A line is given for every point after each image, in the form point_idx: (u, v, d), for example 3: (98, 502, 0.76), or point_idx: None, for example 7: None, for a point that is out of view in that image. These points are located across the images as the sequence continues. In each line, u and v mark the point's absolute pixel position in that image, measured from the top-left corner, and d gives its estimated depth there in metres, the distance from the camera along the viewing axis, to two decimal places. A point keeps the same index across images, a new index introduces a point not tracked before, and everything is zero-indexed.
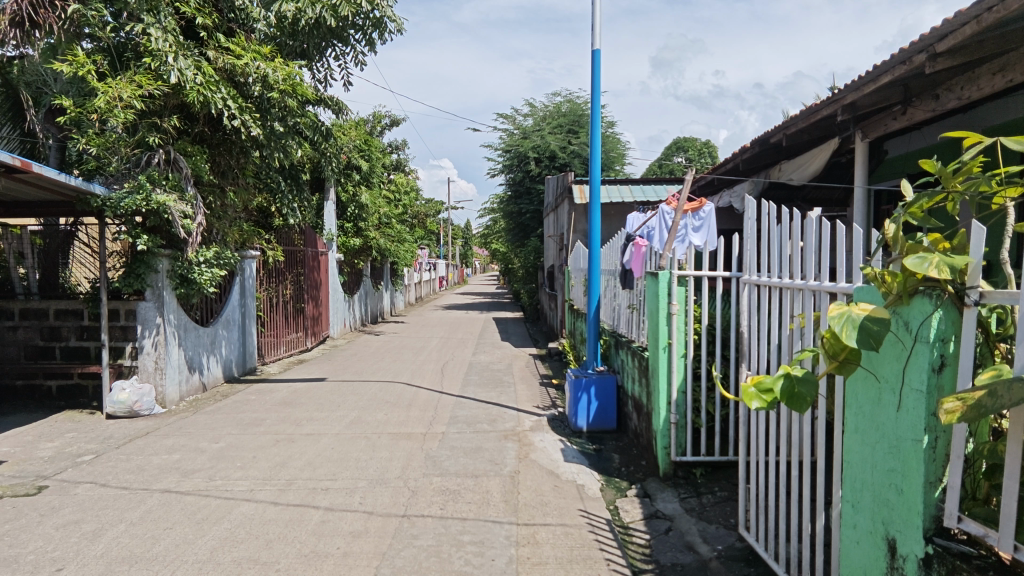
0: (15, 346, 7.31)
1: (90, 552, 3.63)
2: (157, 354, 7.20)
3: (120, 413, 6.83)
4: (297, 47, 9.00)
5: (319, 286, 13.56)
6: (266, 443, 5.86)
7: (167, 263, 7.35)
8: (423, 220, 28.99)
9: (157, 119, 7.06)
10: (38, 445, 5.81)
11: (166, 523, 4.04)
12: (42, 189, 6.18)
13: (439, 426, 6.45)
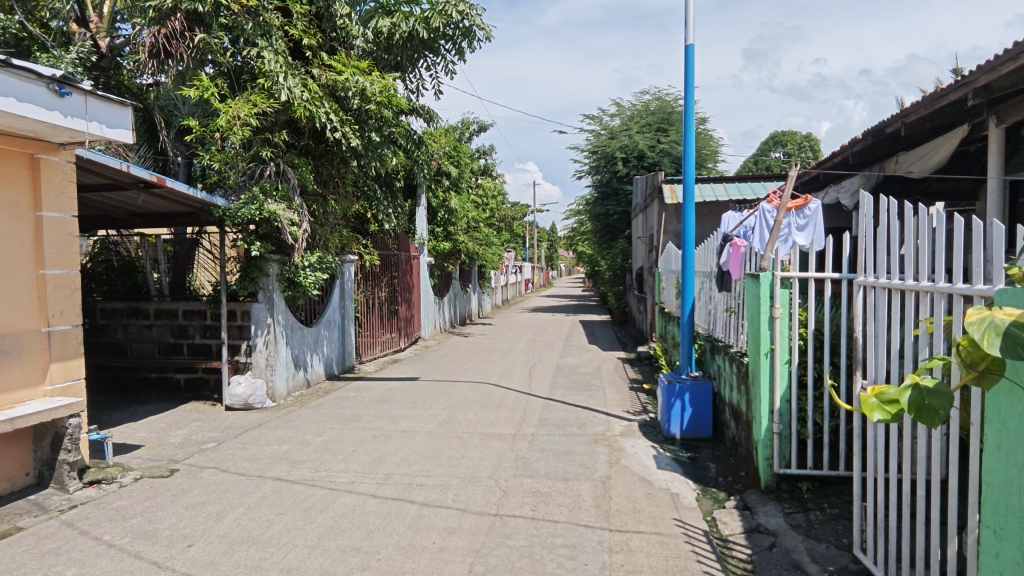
0: (151, 343, 8.15)
1: (215, 531, 3.97)
2: (268, 352, 7.78)
3: (237, 406, 7.43)
4: (392, 61, 9.42)
5: (411, 289, 14.09)
6: (365, 438, 6.16)
7: (277, 267, 7.92)
8: (509, 223, 29.35)
9: (269, 135, 7.62)
10: (170, 432, 6.45)
11: (278, 509, 4.34)
12: (173, 202, 6.87)
13: (528, 428, 6.49)
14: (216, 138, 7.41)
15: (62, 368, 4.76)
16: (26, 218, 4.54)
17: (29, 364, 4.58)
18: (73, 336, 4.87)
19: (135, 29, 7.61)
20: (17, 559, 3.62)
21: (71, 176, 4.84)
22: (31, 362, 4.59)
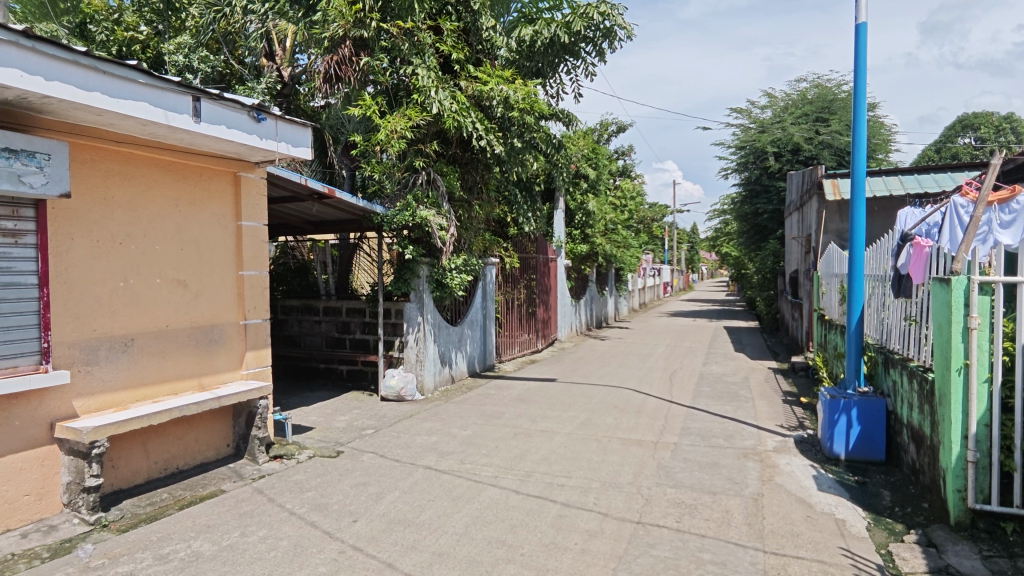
0: (320, 336, 9.13)
1: (375, 510, 4.34)
2: (418, 348, 8.35)
3: (391, 397, 8.08)
4: (534, 67, 9.66)
5: (549, 291, 14.29)
6: (506, 435, 6.36)
7: (427, 269, 8.44)
8: (648, 223, 28.63)
9: (421, 146, 8.16)
10: (335, 418, 7.17)
11: (429, 496, 4.64)
12: (341, 211, 7.65)
13: (671, 437, 6.27)
14: (376, 151, 8.07)
15: (254, 355, 5.52)
16: (230, 227, 5.31)
17: (231, 351, 5.36)
18: (263, 328, 5.62)
19: (310, 59, 8.56)
20: (221, 517, 4.25)
21: (262, 190, 5.57)
22: (231, 350, 5.37)
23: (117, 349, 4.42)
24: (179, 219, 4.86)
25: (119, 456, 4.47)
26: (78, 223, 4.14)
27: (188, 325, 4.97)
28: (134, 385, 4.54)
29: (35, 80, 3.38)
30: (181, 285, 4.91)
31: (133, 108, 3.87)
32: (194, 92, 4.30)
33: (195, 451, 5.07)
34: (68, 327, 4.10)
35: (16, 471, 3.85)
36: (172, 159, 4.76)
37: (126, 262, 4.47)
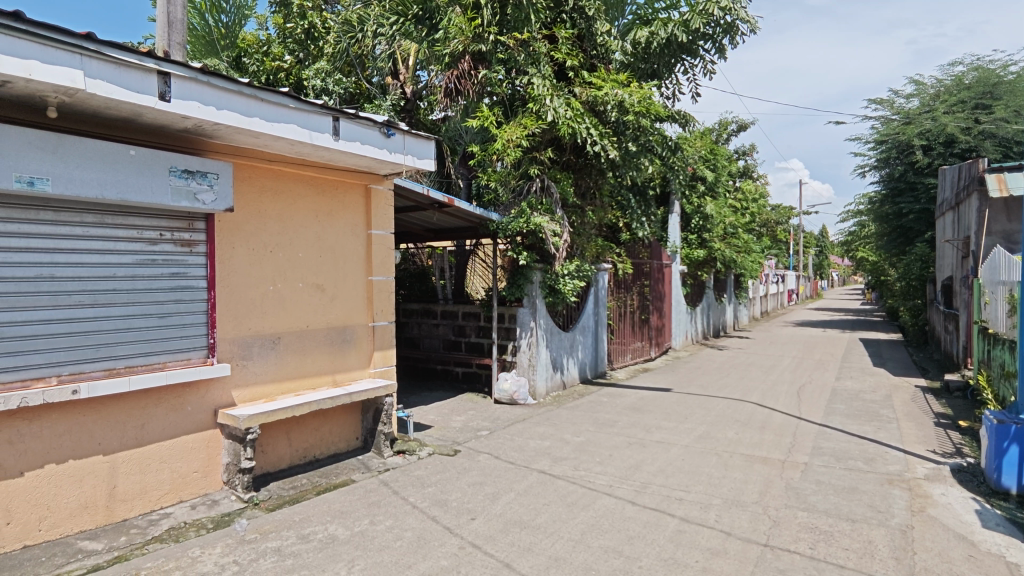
0: (438, 339, 9.54)
1: (492, 510, 4.46)
2: (531, 352, 8.46)
3: (504, 400, 8.26)
4: (649, 69, 9.53)
5: (663, 298, 13.87)
6: (620, 444, 6.26)
7: (541, 275, 8.52)
8: (769, 226, 26.89)
9: (535, 154, 8.27)
10: (452, 418, 7.46)
11: (544, 500, 4.68)
12: (459, 219, 7.98)
13: (800, 456, 5.83)
14: (493, 160, 8.30)
15: (381, 355, 5.92)
16: (361, 235, 5.74)
17: (360, 350, 5.77)
18: (388, 330, 6.00)
19: (431, 75, 9.00)
20: (353, 505, 4.58)
21: (389, 200, 5.96)
22: (361, 349, 5.78)
23: (267, 346, 4.92)
24: (319, 229, 5.32)
25: (267, 443, 4.97)
26: (237, 233, 4.67)
27: (324, 326, 5.42)
28: (280, 379, 5.03)
29: (209, 110, 3.87)
30: (320, 289, 5.37)
31: (284, 130, 4.32)
32: (334, 112, 4.71)
33: (329, 442, 5.51)
34: (228, 325, 4.63)
35: (188, 450, 4.41)
36: (314, 174, 5.23)
37: (275, 269, 4.96)
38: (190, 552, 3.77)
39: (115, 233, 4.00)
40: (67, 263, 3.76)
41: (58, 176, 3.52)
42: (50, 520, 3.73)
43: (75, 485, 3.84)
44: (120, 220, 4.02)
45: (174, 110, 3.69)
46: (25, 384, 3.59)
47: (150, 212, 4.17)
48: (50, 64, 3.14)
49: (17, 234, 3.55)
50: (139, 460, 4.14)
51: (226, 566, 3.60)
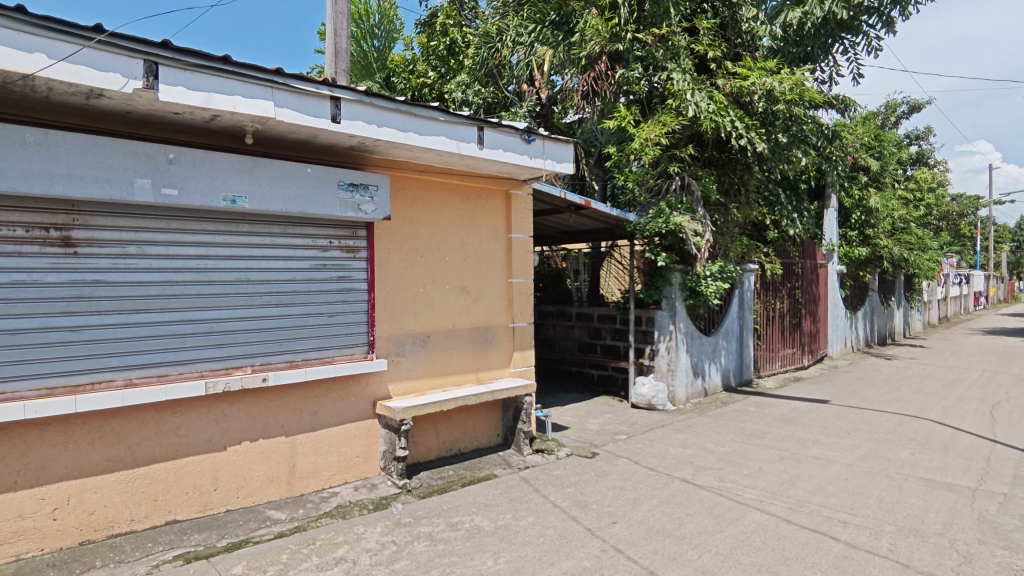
0: (573, 341, 9.57)
1: (634, 516, 4.39)
2: (670, 357, 8.18)
3: (642, 405, 8.09)
4: (801, 53, 8.96)
5: (817, 301, 12.69)
6: (771, 457, 5.83)
7: (680, 277, 8.20)
8: (950, 219, 23.44)
9: (675, 151, 7.99)
10: (589, 420, 7.46)
11: (688, 510, 4.51)
12: (595, 221, 7.96)
13: (996, 485, 5.02)
14: (630, 160, 8.20)
15: (521, 355, 6.08)
16: (502, 239, 5.95)
17: (501, 350, 5.99)
18: (527, 331, 6.16)
19: (565, 79, 9.02)
20: (496, 498, 4.76)
21: (529, 204, 6.12)
22: (502, 349, 5.99)
23: (418, 344, 5.29)
24: (463, 233, 5.61)
25: (418, 434, 5.33)
26: (393, 240, 5.08)
27: (469, 326, 5.69)
28: (429, 375, 5.37)
29: (371, 128, 4.25)
30: (464, 291, 5.65)
31: (435, 142, 4.62)
32: (479, 122, 4.94)
33: (473, 437, 5.77)
34: (385, 324, 5.05)
35: (351, 436, 4.88)
36: (459, 182, 5.52)
37: (426, 272, 5.32)
38: (355, 529, 4.17)
39: (295, 241, 4.54)
40: (258, 268, 4.34)
41: (253, 193, 4.09)
42: (245, 489, 4.33)
43: (264, 462, 4.41)
44: (299, 230, 4.56)
45: (344, 130, 4.11)
46: (228, 370, 4.21)
47: (322, 222, 4.67)
48: (249, 97, 3.65)
49: (222, 243, 4.16)
50: (313, 443, 4.66)
51: (386, 544, 3.93)
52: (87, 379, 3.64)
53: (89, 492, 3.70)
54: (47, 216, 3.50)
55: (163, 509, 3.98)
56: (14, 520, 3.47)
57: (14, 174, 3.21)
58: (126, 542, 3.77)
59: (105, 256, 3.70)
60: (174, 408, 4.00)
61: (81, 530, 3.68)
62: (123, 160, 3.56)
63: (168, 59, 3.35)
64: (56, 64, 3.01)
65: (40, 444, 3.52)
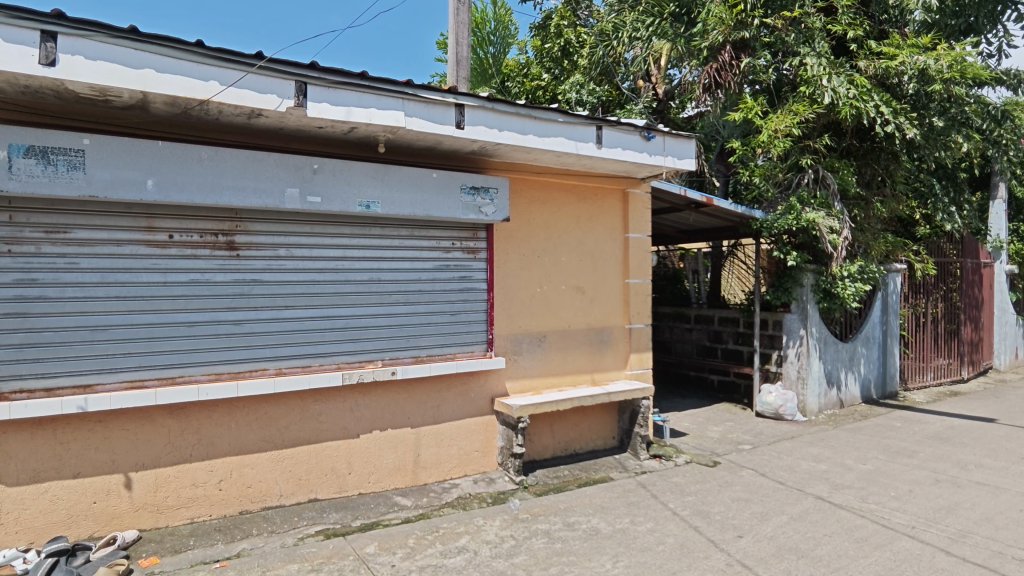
0: (691, 344, 9.19)
1: (762, 531, 4.14)
2: (800, 364, 7.59)
3: (768, 414, 7.59)
4: (962, 24, 8.03)
5: (980, 306, 11.15)
6: (923, 479, 5.22)
7: (813, 277, 7.58)
8: None
9: (808, 142, 7.41)
10: (709, 427, 7.13)
11: (824, 529, 4.16)
12: (717, 218, 7.58)
13: None
14: (756, 154, 7.59)
15: (638, 358, 5.96)
16: (619, 239, 5.86)
17: (618, 352, 5.90)
18: (645, 333, 6.01)
19: (683, 72, 8.68)
20: (613, 501, 4.70)
21: (647, 203, 5.97)
22: (618, 351, 5.91)
23: (534, 343, 5.36)
24: (580, 234, 5.60)
25: (534, 433, 5.40)
26: (511, 241, 5.19)
27: (585, 326, 5.67)
28: (545, 374, 5.43)
29: (493, 132, 4.38)
30: (580, 291, 5.64)
31: (554, 143, 4.66)
32: (598, 122, 4.91)
33: (588, 438, 5.74)
34: (504, 323, 5.18)
35: (471, 431, 5.06)
36: (576, 182, 5.52)
37: (543, 272, 5.38)
38: (476, 521, 4.31)
39: (421, 243, 4.78)
40: (388, 268, 4.63)
41: (384, 198, 4.37)
42: (375, 475, 4.65)
43: (392, 450, 4.70)
44: (425, 232, 4.79)
45: (468, 136, 4.28)
46: (361, 364, 4.54)
47: (446, 224, 4.88)
48: (383, 109, 3.92)
49: (357, 246, 4.49)
50: (436, 435, 4.89)
51: (505, 538, 4.03)
52: (246, 366, 4.11)
53: (247, 468, 4.17)
54: (215, 223, 3.98)
55: (307, 487, 4.37)
56: (189, 488, 3.99)
57: (192, 187, 3.70)
58: (276, 514, 4.20)
59: (261, 258, 4.14)
60: (316, 397, 4.38)
61: (241, 500, 4.15)
62: (277, 172, 3.97)
63: (315, 78, 3.69)
64: (226, 90, 3.43)
65: (210, 422, 4.03)
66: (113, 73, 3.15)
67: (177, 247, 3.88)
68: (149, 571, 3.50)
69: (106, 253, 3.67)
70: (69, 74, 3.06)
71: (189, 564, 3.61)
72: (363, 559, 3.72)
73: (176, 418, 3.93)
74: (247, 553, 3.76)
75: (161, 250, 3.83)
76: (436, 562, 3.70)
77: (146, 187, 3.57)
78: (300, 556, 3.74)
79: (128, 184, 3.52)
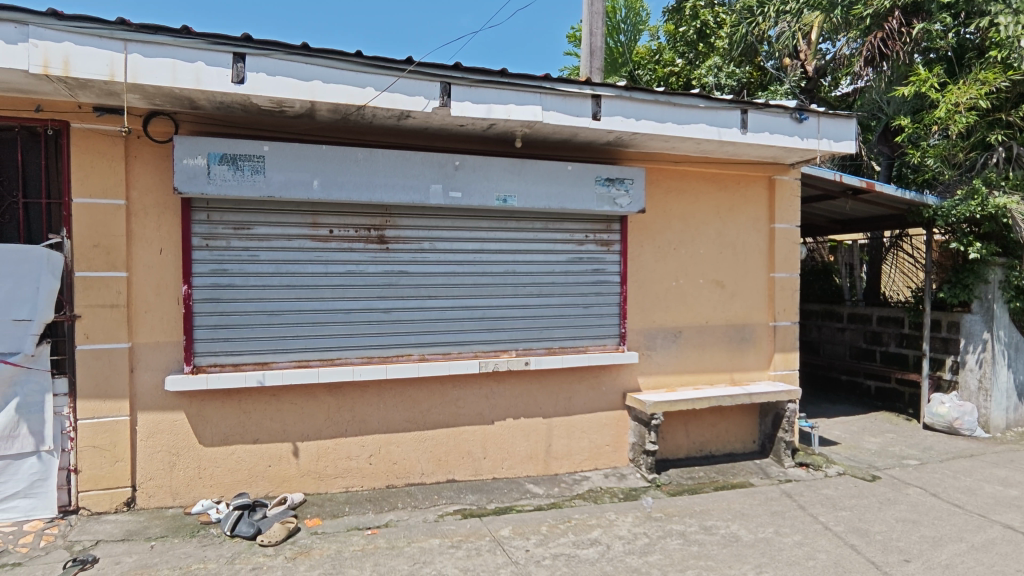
0: (843, 345, 8.35)
1: (935, 557, 3.67)
2: (983, 373, 6.59)
3: (939, 427, 6.69)
4: None
5: None
6: None
7: (1002, 273, 6.54)
8: None
9: (998, 115, 6.30)
10: (865, 438, 6.45)
11: (1016, 564, 3.60)
12: (879, 206, 6.81)
13: None
14: (930, 132, 6.70)
15: (783, 357, 5.54)
16: (763, 230, 5.48)
17: (760, 351, 5.53)
18: (792, 331, 5.57)
19: (840, 45, 7.90)
20: (753, 508, 4.43)
21: (797, 190, 5.51)
22: (761, 349, 5.54)
23: (669, 338, 5.20)
24: (720, 225, 5.31)
25: (668, 431, 5.24)
26: (646, 233, 5.07)
27: (724, 322, 5.39)
28: (681, 371, 5.25)
29: (631, 122, 4.29)
30: (719, 286, 5.35)
31: (694, 130, 4.47)
32: (743, 105, 4.61)
33: (725, 440, 5.46)
34: (637, 317, 5.08)
35: (602, 425, 5.03)
36: (717, 171, 5.24)
37: (679, 265, 5.19)
38: (608, 515, 4.29)
39: (555, 236, 4.82)
40: (522, 261, 4.74)
41: (520, 192, 4.47)
42: (509, 461, 4.80)
43: (524, 439, 4.82)
44: (559, 225, 4.83)
45: (604, 127, 4.23)
46: (497, 352, 4.70)
47: (580, 217, 4.87)
48: (522, 105, 4.01)
49: (494, 239, 4.64)
50: (568, 426, 4.93)
51: (638, 535, 3.96)
52: (394, 352, 4.42)
53: (393, 446, 4.50)
54: (368, 219, 4.33)
55: (445, 468, 4.63)
56: (345, 460, 4.40)
57: (349, 186, 4.05)
58: (418, 491, 4.50)
59: (408, 251, 4.43)
60: (455, 382, 4.61)
61: (388, 475, 4.50)
62: (423, 170, 4.21)
63: (459, 78, 3.86)
64: (380, 95, 3.71)
65: (362, 401, 4.40)
66: (288, 86, 3.54)
67: (336, 241, 4.26)
68: (313, 530, 3.91)
69: (280, 247, 4.14)
70: (255, 89, 3.49)
71: (346, 528, 3.96)
72: (499, 541, 3.85)
73: (335, 396, 4.34)
74: (395, 524, 4.05)
75: (323, 244, 4.24)
76: (569, 552, 3.74)
77: (313, 187, 3.97)
78: (441, 532, 3.96)
79: (298, 185, 3.94)
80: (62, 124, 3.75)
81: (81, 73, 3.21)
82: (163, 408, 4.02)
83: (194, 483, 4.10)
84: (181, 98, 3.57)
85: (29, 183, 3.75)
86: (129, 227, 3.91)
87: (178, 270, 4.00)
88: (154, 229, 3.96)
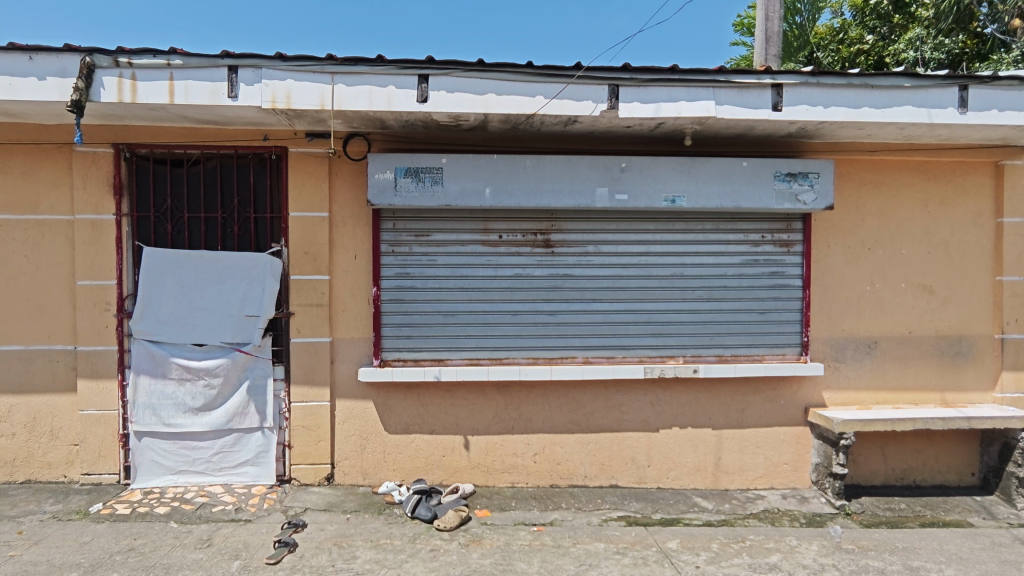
0: None
1: None
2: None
3: None
4: None
5: None
6: None
7: None
8: None
9: None
10: None
11: None
12: None
13: None
14: None
15: (1014, 377, 4.63)
16: (988, 226, 4.64)
17: (983, 368, 4.69)
18: None
19: None
20: (975, 553, 3.76)
21: None
22: (983, 366, 4.69)
23: (862, 350, 4.63)
24: (928, 221, 4.61)
25: (860, 453, 4.67)
26: (833, 232, 4.57)
27: (933, 334, 4.66)
28: (875, 387, 4.65)
29: (817, 110, 3.91)
30: (928, 291, 4.65)
31: (896, 114, 3.93)
32: (962, 80, 3.95)
33: (935, 469, 4.71)
34: (823, 325, 4.60)
35: (781, 441, 4.63)
36: (924, 158, 4.55)
37: (874, 268, 4.60)
38: (788, 540, 3.92)
39: (728, 237, 4.55)
40: (691, 264, 4.54)
41: (690, 192, 4.28)
42: (675, 471, 4.63)
43: (692, 449, 4.61)
44: (732, 225, 4.55)
45: (785, 117, 3.90)
46: (663, 358, 4.56)
47: (756, 217, 4.54)
48: (692, 101, 3.86)
49: (660, 242, 4.52)
50: (740, 440, 4.62)
51: (826, 566, 3.58)
52: (558, 353, 4.51)
53: (558, 446, 4.58)
54: (535, 224, 4.46)
55: (608, 473, 4.60)
56: (511, 456, 4.57)
57: (519, 193, 4.21)
58: (582, 492, 4.54)
59: (573, 254, 4.49)
60: (619, 387, 4.56)
61: (553, 475, 4.60)
62: (589, 174, 4.24)
63: (627, 80, 3.82)
64: (549, 102, 3.80)
65: (528, 401, 4.55)
66: (464, 101, 3.78)
67: (505, 245, 4.46)
68: (484, 521, 4.12)
69: (455, 252, 4.44)
70: (436, 107, 3.78)
71: (513, 521, 4.11)
72: (666, 553, 3.72)
73: (502, 394, 4.54)
74: (559, 523, 4.11)
75: (493, 248, 4.45)
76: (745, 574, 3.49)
77: (485, 195, 4.19)
78: (606, 536, 3.93)
79: (472, 194, 4.19)
80: (282, 149, 4.39)
81: (298, 105, 3.74)
82: (357, 396, 4.52)
83: (380, 465, 4.55)
84: (375, 119, 3.99)
85: (258, 201, 4.45)
86: (332, 236, 4.46)
87: (369, 275, 4.46)
88: (351, 238, 4.46)
